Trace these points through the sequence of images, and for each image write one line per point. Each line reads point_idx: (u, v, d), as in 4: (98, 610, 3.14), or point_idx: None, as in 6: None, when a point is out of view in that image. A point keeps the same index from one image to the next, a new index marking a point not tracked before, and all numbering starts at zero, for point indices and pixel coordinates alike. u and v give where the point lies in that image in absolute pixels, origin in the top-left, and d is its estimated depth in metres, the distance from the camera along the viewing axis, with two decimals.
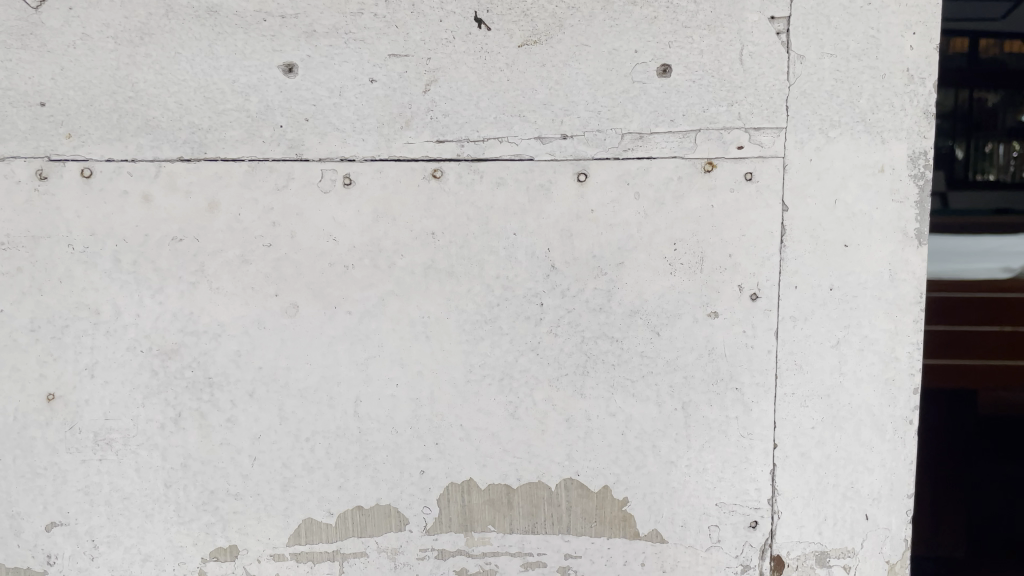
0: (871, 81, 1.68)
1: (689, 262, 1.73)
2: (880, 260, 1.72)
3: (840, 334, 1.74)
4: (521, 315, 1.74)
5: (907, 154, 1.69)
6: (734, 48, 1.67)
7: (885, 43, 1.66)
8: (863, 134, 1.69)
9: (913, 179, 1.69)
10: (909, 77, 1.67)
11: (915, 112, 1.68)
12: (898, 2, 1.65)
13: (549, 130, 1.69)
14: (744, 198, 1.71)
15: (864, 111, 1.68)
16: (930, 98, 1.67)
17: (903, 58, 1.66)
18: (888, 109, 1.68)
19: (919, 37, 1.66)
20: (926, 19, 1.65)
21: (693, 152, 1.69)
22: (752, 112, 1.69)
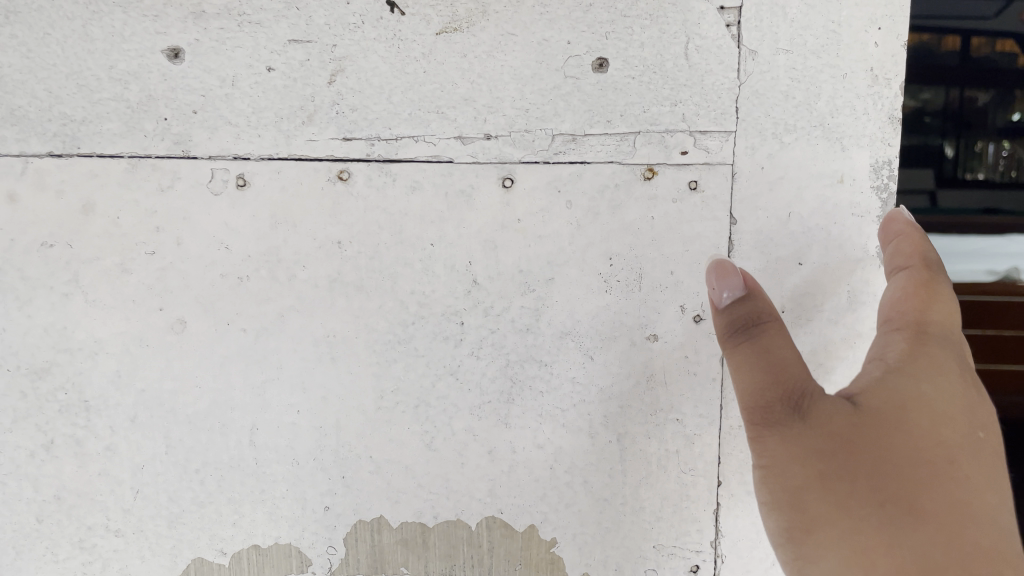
0: (831, 80, 1.50)
1: (626, 279, 1.55)
2: (838, 281, 1.55)
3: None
4: (438, 336, 1.55)
5: (868, 164, 1.52)
6: (679, 40, 1.49)
7: (847, 38, 1.49)
8: (821, 140, 1.51)
9: (876, 191, 1.52)
10: (873, 77, 1.50)
11: (879, 117, 1.51)
12: None
13: (470, 129, 1.50)
14: (688, 210, 1.54)
15: (822, 115, 1.50)
16: (896, 102, 1.51)
17: (867, 56, 1.49)
18: (849, 112, 1.51)
19: (885, 32, 1.49)
20: (892, 13, 1.48)
21: (631, 157, 1.52)
22: (697, 113, 1.50)
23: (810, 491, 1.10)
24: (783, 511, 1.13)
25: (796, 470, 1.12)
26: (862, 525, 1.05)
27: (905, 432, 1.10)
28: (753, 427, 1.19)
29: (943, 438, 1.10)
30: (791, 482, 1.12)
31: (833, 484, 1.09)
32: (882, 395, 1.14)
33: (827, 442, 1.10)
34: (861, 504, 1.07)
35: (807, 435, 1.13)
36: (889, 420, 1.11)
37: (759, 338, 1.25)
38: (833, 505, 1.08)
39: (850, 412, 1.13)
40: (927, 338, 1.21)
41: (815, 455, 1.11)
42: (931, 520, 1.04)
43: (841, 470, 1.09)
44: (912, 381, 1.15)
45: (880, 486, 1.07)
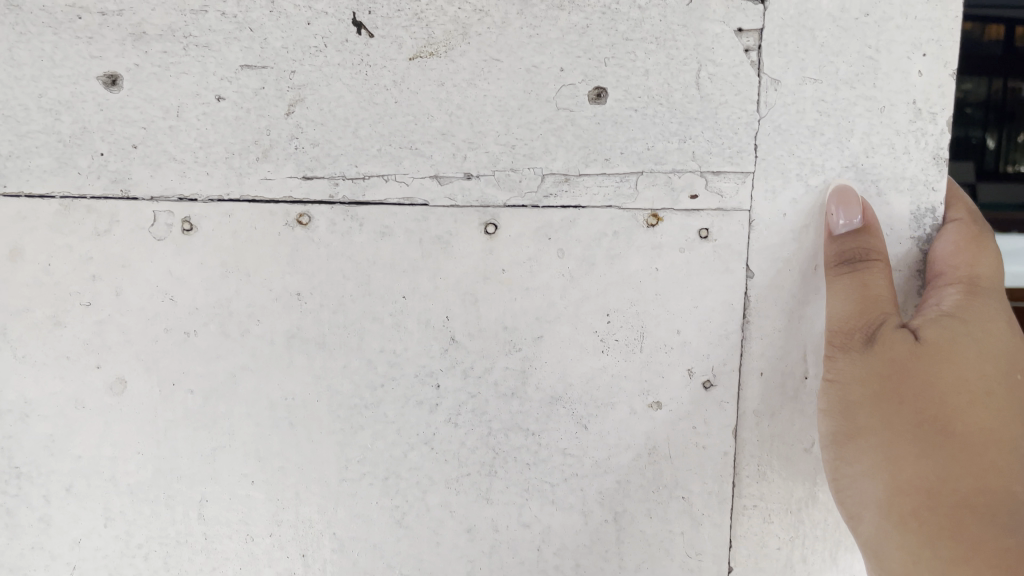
0: (865, 115, 1.29)
1: (626, 339, 1.36)
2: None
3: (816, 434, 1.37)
4: (410, 400, 1.37)
5: (909, 210, 1.31)
6: (689, 67, 1.29)
7: (885, 66, 1.28)
8: (854, 183, 1.31)
9: (916, 241, 1.32)
10: (916, 111, 1.29)
11: (922, 156, 1.30)
12: (905, 13, 1.27)
13: (448, 168, 1.31)
14: (697, 261, 1.34)
15: (856, 154, 1.30)
16: (943, 139, 1.30)
17: (908, 87, 1.29)
18: (888, 151, 1.30)
19: (930, 59, 1.28)
20: (940, 37, 1.28)
21: (633, 201, 1.32)
22: (710, 150, 1.30)
23: (864, 406, 1.24)
24: (832, 420, 1.28)
25: (857, 389, 1.25)
26: (895, 440, 1.21)
27: (952, 366, 1.20)
28: (832, 347, 1.27)
29: (990, 376, 1.21)
30: (846, 399, 1.26)
31: (885, 406, 1.22)
32: (943, 331, 1.22)
33: (884, 367, 1.21)
34: (903, 425, 1.21)
35: (868, 359, 1.23)
36: (944, 355, 1.21)
37: (856, 270, 1.25)
38: (876, 420, 1.23)
39: (913, 347, 1.21)
40: (982, 289, 1.25)
41: (869, 377, 1.23)
42: (958, 440, 1.19)
43: (891, 391, 1.22)
44: (963, 323, 1.22)
45: (923, 410, 1.21)
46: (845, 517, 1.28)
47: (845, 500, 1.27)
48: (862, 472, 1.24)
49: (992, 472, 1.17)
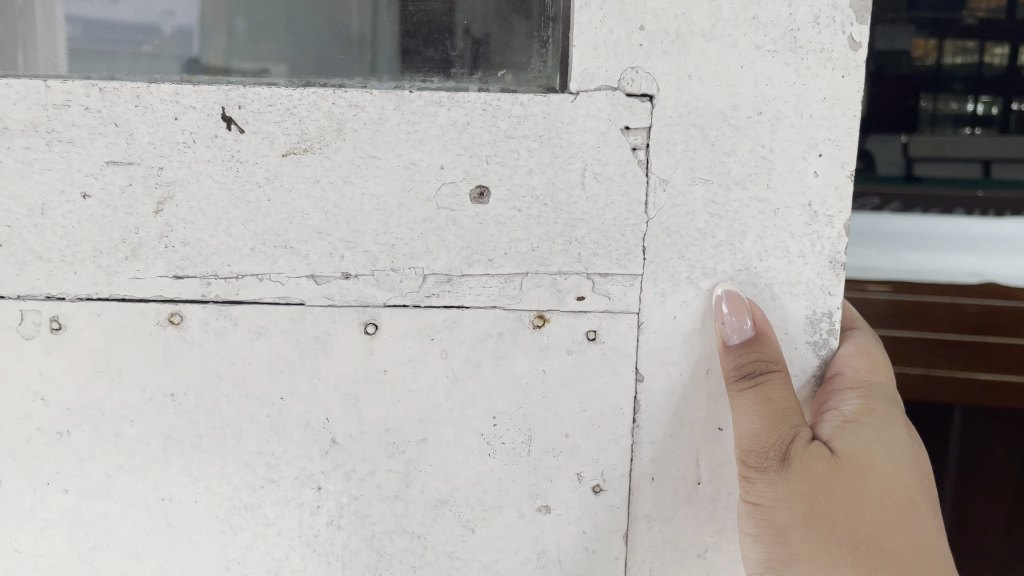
0: (758, 217, 1.24)
1: (512, 442, 1.31)
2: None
3: (711, 541, 1.32)
4: (291, 502, 1.33)
5: (804, 314, 1.26)
6: (574, 166, 1.23)
7: (780, 167, 1.23)
8: (746, 287, 1.26)
9: (813, 348, 1.26)
10: (812, 214, 1.24)
11: (818, 260, 1.25)
12: (799, 112, 1.21)
13: (325, 267, 1.26)
14: (585, 363, 1.29)
15: (747, 257, 1.25)
16: (839, 242, 1.25)
17: (804, 188, 1.23)
18: (781, 255, 1.25)
19: (826, 160, 1.22)
20: (837, 136, 1.22)
21: (517, 302, 1.27)
22: (596, 252, 1.26)
23: (796, 530, 1.13)
24: (763, 546, 1.18)
25: (783, 512, 1.14)
26: (835, 564, 1.10)
27: (875, 477, 1.13)
28: (748, 467, 1.17)
29: (908, 480, 1.14)
30: (774, 523, 1.15)
31: (816, 526, 1.12)
32: (854, 440, 1.15)
33: (808, 486, 1.12)
34: (840, 547, 1.11)
35: (790, 480, 1.13)
36: (862, 467, 1.13)
37: (760, 385, 1.17)
38: (812, 544, 1.12)
39: (832, 462, 1.12)
40: (875, 393, 1.21)
41: (795, 499, 1.13)
42: (900, 557, 1.09)
43: (821, 511, 1.12)
44: (873, 430, 1.16)
45: (856, 528, 1.11)
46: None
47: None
48: None
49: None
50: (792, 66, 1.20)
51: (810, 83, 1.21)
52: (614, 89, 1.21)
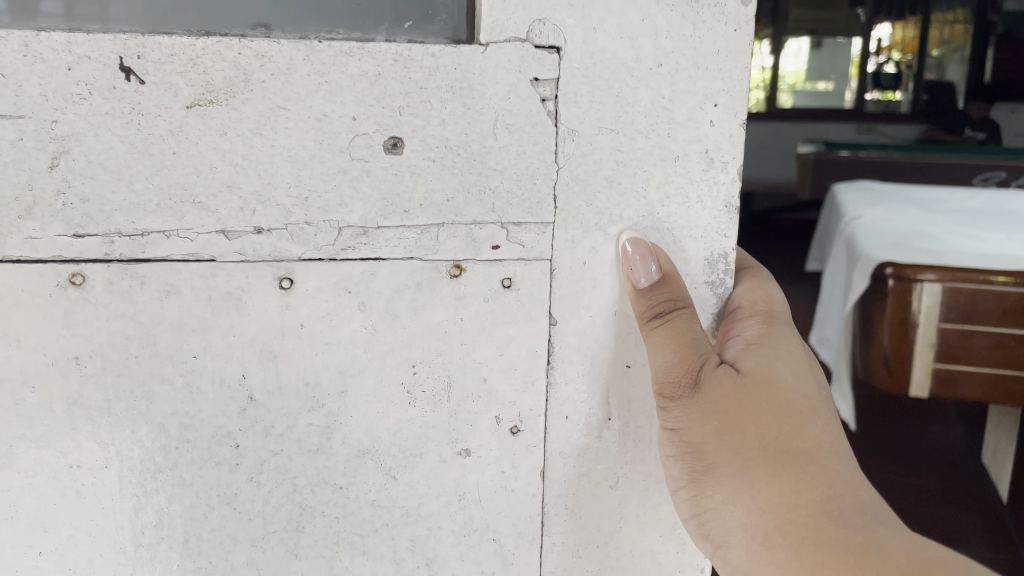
0: (660, 164, 1.31)
1: (432, 390, 1.34)
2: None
3: (621, 472, 1.40)
4: (208, 461, 1.31)
5: (702, 256, 1.35)
6: (486, 117, 1.26)
7: (679, 116, 1.29)
8: (650, 231, 1.33)
9: (710, 287, 1.36)
10: (709, 160, 1.32)
11: (714, 204, 1.33)
12: (697, 64, 1.28)
13: (236, 222, 1.24)
14: (501, 310, 1.33)
15: (652, 202, 1.32)
16: (733, 188, 1.33)
17: (701, 138, 1.31)
18: (682, 200, 1.32)
19: (722, 111, 1.30)
20: (731, 87, 1.29)
21: (434, 253, 1.29)
22: (509, 201, 1.30)
23: (710, 443, 1.19)
24: (684, 464, 1.24)
25: (698, 429, 1.21)
26: (746, 467, 1.17)
27: (780, 389, 1.19)
28: (665, 393, 1.24)
29: (809, 392, 1.21)
30: (691, 440, 1.22)
31: (727, 436, 1.18)
32: (759, 359, 1.22)
33: (718, 402, 1.19)
34: (750, 453, 1.17)
35: (701, 398, 1.20)
36: (766, 382, 1.19)
37: (670, 320, 1.25)
38: (726, 451, 1.18)
39: (738, 379, 1.19)
40: (775, 320, 1.30)
41: (707, 415, 1.20)
42: (803, 456, 1.15)
43: (730, 423, 1.18)
44: (776, 350, 1.24)
45: (764, 436, 1.17)
46: (721, 557, 1.22)
47: (719, 536, 1.20)
48: (724, 504, 1.18)
49: (837, 481, 1.14)
50: (690, 19, 1.26)
51: (706, 36, 1.27)
52: (523, 41, 1.24)
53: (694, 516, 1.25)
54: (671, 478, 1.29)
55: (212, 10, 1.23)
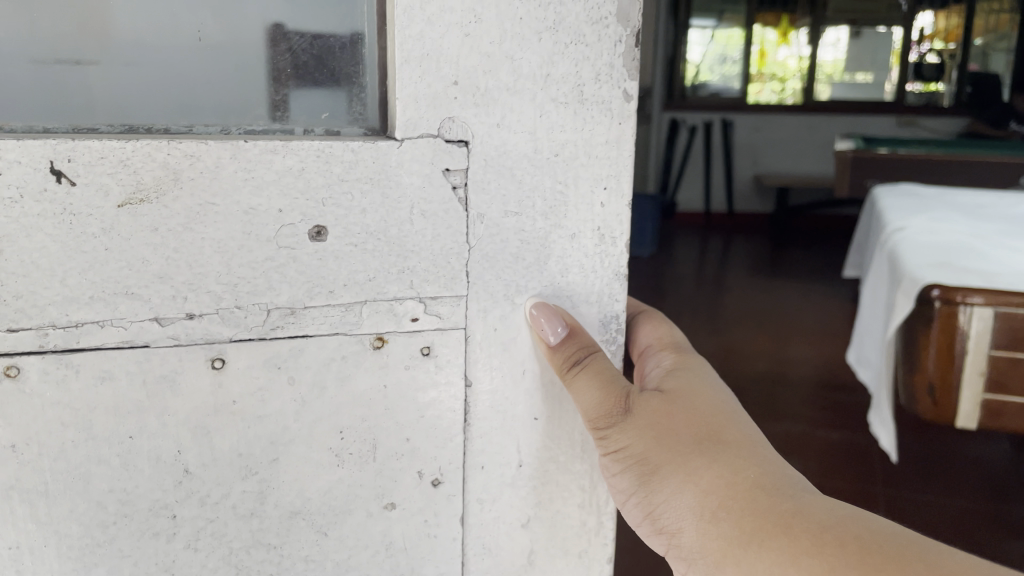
0: (559, 240, 1.47)
1: (359, 451, 1.46)
2: (571, 431, 1.55)
3: (531, 513, 1.57)
4: (146, 533, 1.38)
5: (597, 318, 1.52)
6: (402, 205, 1.39)
7: (573, 198, 1.46)
8: (552, 299, 1.49)
9: (604, 344, 1.53)
10: (601, 237, 1.49)
11: (606, 273, 1.51)
12: (588, 153, 1.45)
13: (169, 310, 1.32)
14: (421, 376, 1.46)
15: (553, 274, 1.48)
16: (622, 259, 1.51)
17: (593, 216, 1.48)
18: (579, 271, 1.50)
19: (611, 193, 1.48)
20: (618, 173, 1.47)
21: (358, 328, 1.41)
22: (426, 279, 1.43)
23: (649, 451, 1.29)
24: (631, 479, 1.31)
25: (637, 443, 1.30)
26: (686, 461, 1.25)
27: (699, 398, 1.33)
28: (602, 425, 1.34)
29: (726, 399, 1.34)
30: (633, 454, 1.30)
31: (663, 440, 1.28)
32: (675, 382, 1.37)
33: (648, 416, 1.31)
34: (688, 449, 1.26)
35: (634, 416, 1.32)
36: (686, 394, 1.33)
37: (587, 365, 1.39)
38: (668, 445, 1.27)
39: (661, 396, 1.33)
40: (686, 359, 1.45)
41: (641, 429, 1.30)
42: (732, 443, 1.26)
43: (664, 429, 1.29)
44: (689, 375, 1.39)
45: (695, 433, 1.27)
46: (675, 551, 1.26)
47: (669, 526, 1.25)
48: (674, 502, 1.24)
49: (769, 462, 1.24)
50: (581, 115, 1.43)
51: (595, 129, 1.44)
52: (434, 136, 1.37)
53: (646, 517, 1.30)
54: (620, 489, 1.35)
55: (142, 105, 1.33)
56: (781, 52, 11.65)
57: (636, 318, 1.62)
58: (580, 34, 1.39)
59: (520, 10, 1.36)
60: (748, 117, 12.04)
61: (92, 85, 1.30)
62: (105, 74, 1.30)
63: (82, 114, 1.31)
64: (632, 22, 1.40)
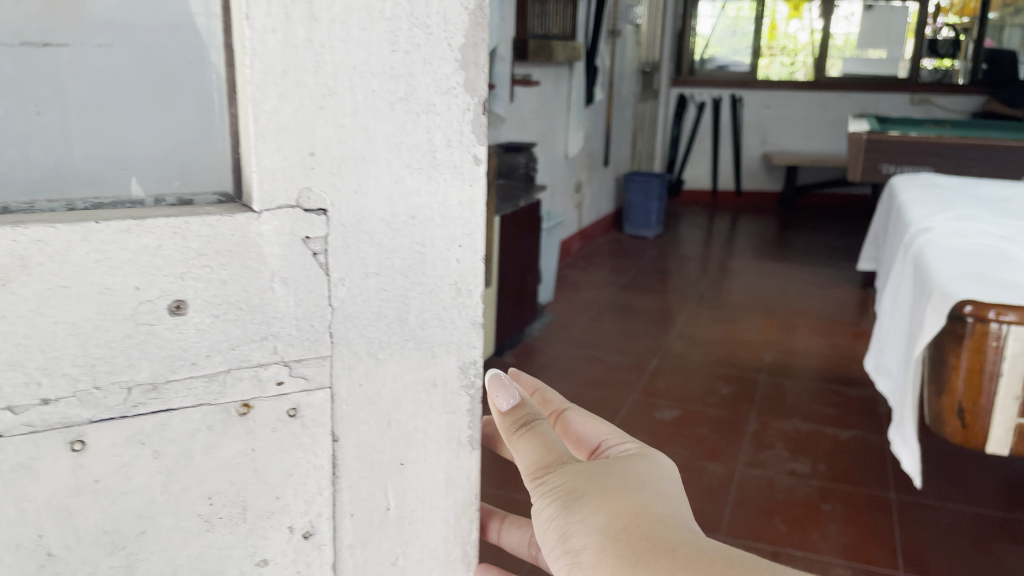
0: (420, 297, 1.50)
1: (229, 514, 1.46)
2: (434, 470, 1.63)
3: (399, 550, 1.64)
4: None
5: (457, 365, 1.58)
6: (263, 275, 1.36)
7: (430, 257, 1.49)
8: (414, 352, 1.53)
9: (465, 388, 1.61)
10: (459, 290, 1.54)
11: (463, 324, 1.56)
12: (444, 214, 1.49)
13: (23, 398, 1.25)
14: (289, 437, 1.46)
15: (413, 327, 1.51)
16: (478, 309, 1.57)
17: (451, 272, 1.52)
18: (438, 324, 1.54)
19: (465, 250, 1.52)
20: (472, 232, 1.53)
21: (222, 397, 1.38)
22: (290, 344, 1.41)
23: (574, 483, 1.35)
24: (552, 510, 1.35)
25: (564, 479, 1.37)
26: (606, 496, 1.31)
27: (629, 462, 1.41)
28: (538, 467, 1.41)
29: (656, 466, 1.43)
30: (559, 487, 1.36)
31: (587, 479, 1.35)
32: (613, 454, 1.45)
33: (580, 464, 1.39)
34: (610, 489, 1.33)
35: (568, 462, 1.40)
36: (619, 458, 1.43)
37: (532, 427, 1.47)
38: (592, 480, 1.35)
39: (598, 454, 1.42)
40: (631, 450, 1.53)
41: (571, 470, 1.38)
42: (650, 488, 1.33)
43: (591, 472, 1.37)
44: (628, 454, 1.48)
45: (618, 478, 1.35)
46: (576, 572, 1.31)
47: (574, 545, 1.30)
48: (586, 527, 1.29)
49: (679, 513, 1.29)
50: (434, 179, 1.47)
51: (448, 191, 1.49)
52: (293, 207, 1.36)
53: (559, 542, 1.33)
54: (542, 521, 1.38)
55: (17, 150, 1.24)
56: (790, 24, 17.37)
57: (572, 420, 1.67)
58: (430, 104, 1.42)
59: (371, 84, 1.36)
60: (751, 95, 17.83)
61: (62, 70, 1.24)
62: (77, 58, 1.25)
63: (58, 106, 1.25)
64: (478, 92, 1.47)
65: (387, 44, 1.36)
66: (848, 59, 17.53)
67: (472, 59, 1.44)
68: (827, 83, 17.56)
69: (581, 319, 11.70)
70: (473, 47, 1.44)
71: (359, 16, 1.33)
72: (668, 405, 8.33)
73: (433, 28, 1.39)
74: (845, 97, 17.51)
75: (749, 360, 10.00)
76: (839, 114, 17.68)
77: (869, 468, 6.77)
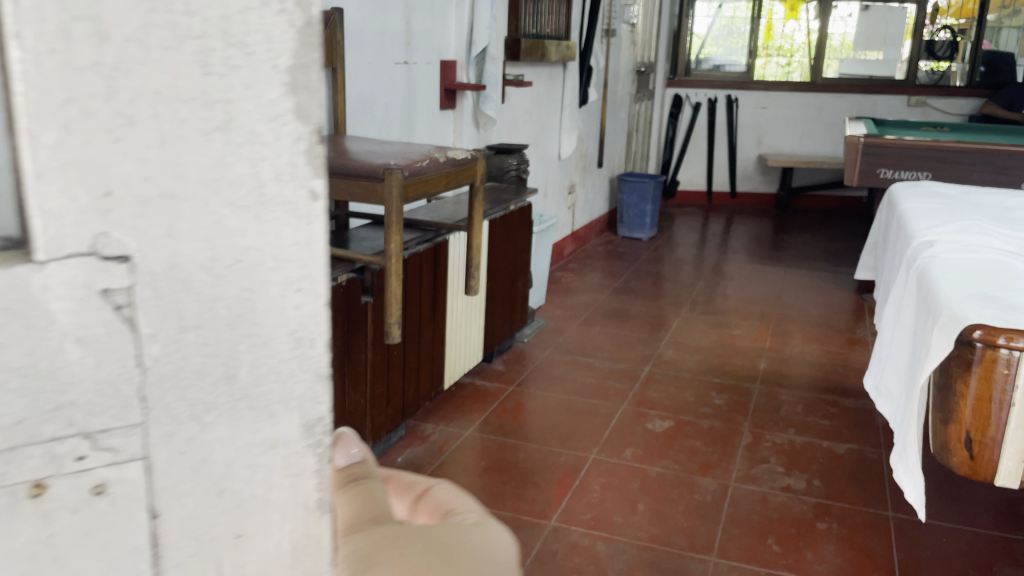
0: (251, 350, 1.44)
1: None
2: (275, 534, 1.57)
3: None
4: None
5: (300, 423, 1.56)
6: (53, 335, 1.20)
7: (262, 304, 1.44)
8: (247, 410, 1.46)
9: (311, 448, 1.59)
10: (295, 339, 1.50)
11: (307, 375, 1.54)
12: (277, 255, 1.44)
13: None
14: (96, 518, 1.30)
15: (244, 381, 1.44)
16: (320, 359, 1.55)
17: (288, 318, 1.48)
18: (275, 377, 1.49)
19: (305, 294, 1.49)
20: (311, 279, 1.50)
21: (9, 477, 1.19)
22: (90, 412, 1.25)
23: (367, 551, 1.57)
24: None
25: (359, 542, 1.59)
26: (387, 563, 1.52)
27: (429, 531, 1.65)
28: (341, 534, 1.64)
29: (453, 535, 1.65)
30: (353, 555, 1.57)
31: (384, 544, 1.57)
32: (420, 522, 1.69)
33: (378, 526, 1.64)
34: (405, 553, 1.54)
35: (367, 529, 1.63)
36: (420, 526, 1.65)
37: (353, 489, 1.74)
38: (387, 548, 1.56)
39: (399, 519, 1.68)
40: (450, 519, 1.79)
41: (374, 538, 1.59)
42: (440, 556, 1.55)
43: (387, 537, 1.59)
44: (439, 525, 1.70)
45: (413, 543, 1.57)
46: None
47: None
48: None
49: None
50: (268, 217, 1.41)
51: (281, 231, 1.43)
52: (88, 255, 1.21)
53: None
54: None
55: None
56: (788, 23, 18.02)
57: (432, 488, 1.95)
58: (255, 133, 1.35)
59: (181, 111, 1.26)
60: (750, 94, 18.48)
61: None
62: None
63: None
64: (313, 118, 1.43)
65: (195, 62, 1.26)
66: (844, 61, 18.16)
67: (303, 81, 1.39)
68: (823, 85, 18.14)
69: (573, 324, 11.89)
70: (303, 67, 1.38)
71: (161, 34, 1.21)
72: (660, 415, 9.05)
73: (253, 48, 1.32)
74: (839, 98, 18.11)
75: (744, 370, 10.43)
76: (835, 115, 18.27)
77: (867, 480, 7.80)
